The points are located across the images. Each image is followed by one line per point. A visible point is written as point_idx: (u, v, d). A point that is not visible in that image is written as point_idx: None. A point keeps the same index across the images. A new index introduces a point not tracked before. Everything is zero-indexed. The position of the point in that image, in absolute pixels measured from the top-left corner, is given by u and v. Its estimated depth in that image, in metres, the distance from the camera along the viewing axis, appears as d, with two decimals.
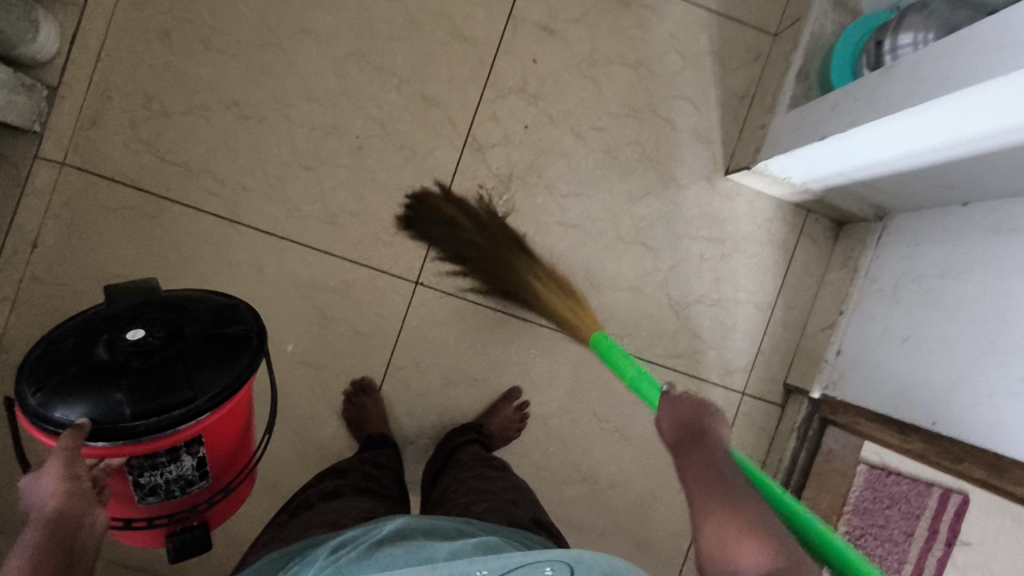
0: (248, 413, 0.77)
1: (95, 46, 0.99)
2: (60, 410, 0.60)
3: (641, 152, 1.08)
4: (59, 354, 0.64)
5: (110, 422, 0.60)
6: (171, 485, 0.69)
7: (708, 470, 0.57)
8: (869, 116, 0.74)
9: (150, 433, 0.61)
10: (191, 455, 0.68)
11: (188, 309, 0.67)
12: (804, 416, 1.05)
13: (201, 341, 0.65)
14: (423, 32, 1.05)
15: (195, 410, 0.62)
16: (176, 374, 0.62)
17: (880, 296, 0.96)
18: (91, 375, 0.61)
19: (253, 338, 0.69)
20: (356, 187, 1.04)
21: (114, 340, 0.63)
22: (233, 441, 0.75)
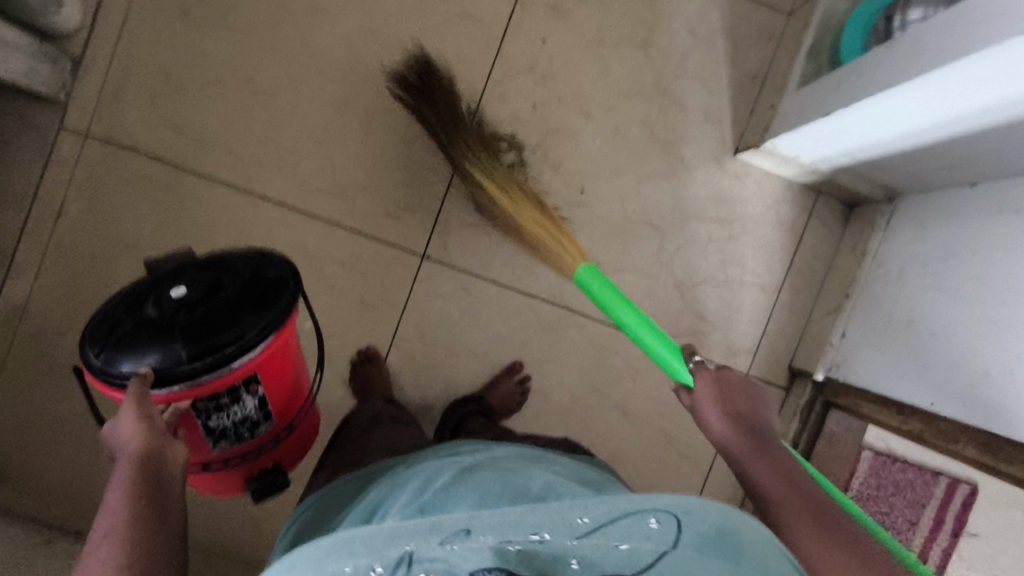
0: (296, 355, 0.79)
1: (118, 21, 1.02)
2: (123, 363, 0.63)
3: (650, 131, 1.08)
4: (114, 320, 0.67)
5: (169, 366, 0.63)
6: (239, 428, 0.72)
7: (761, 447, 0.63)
8: (871, 90, 0.73)
9: (210, 370, 0.63)
10: (252, 395, 0.70)
11: (225, 261, 0.70)
12: (807, 399, 1.04)
13: (241, 287, 0.68)
14: (433, 10, 1.06)
15: (246, 344, 0.64)
16: (222, 316, 0.65)
17: (886, 280, 0.95)
18: (146, 329, 0.64)
19: (290, 280, 0.70)
20: (365, 162, 1.06)
21: (160, 297, 0.66)
22: (288, 385, 0.77)
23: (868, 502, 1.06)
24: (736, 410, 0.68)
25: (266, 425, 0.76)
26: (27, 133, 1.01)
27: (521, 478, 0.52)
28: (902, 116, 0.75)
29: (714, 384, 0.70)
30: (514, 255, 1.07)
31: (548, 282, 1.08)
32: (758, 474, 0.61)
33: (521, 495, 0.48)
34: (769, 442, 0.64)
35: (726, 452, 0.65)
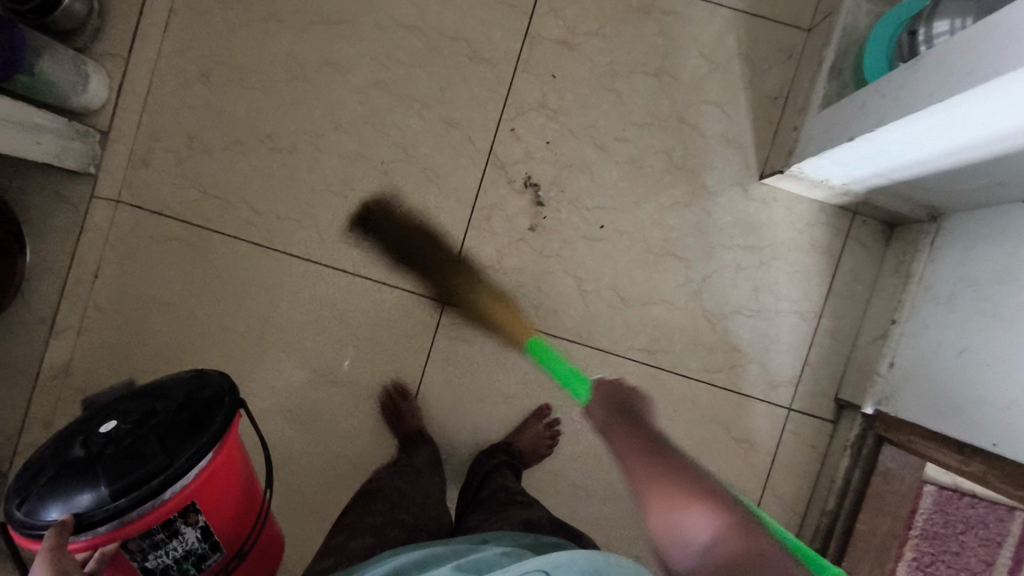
0: (243, 474, 0.77)
1: (142, 92, 1.05)
2: (47, 509, 0.63)
3: (668, 161, 1.04)
4: (40, 463, 0.67)
5: (95, 505, 0.62)
6: (182, 564, 0.71)
7: (631, 437, 0.79)
8: (899, 110, 0.69)
9: (136, 505, 0.63)
10: (191, 527, 0.69)
11: (158, 388, 0.70)
12: (857, 433, 0.97)
13: (172, 411, 0.67)
14: (443, 56, 1.06)
15: (174, 473, 0.64)
16: (149, 446, 0.64)
17: (935, 304, 0.89)
18: (70, 471, 0.64)
19: (224, 397, 0.70)
20: (383, 212, 1.06)
21: (89, 437, 0.66)
22: (235, 508, 0.76)
23: (933, 540, 1.00)
24: (607, 400, 0.92)
25: (215, 557, 0.74)
26: (61, 206, 1.04)
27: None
28: (930, 137, 0.70)
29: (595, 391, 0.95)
30: (536, 296, 1.05)
31: (573, 321, 1.05)
32: (620, 455, 0.77)
33: None
34: (627, 419, 0.86)
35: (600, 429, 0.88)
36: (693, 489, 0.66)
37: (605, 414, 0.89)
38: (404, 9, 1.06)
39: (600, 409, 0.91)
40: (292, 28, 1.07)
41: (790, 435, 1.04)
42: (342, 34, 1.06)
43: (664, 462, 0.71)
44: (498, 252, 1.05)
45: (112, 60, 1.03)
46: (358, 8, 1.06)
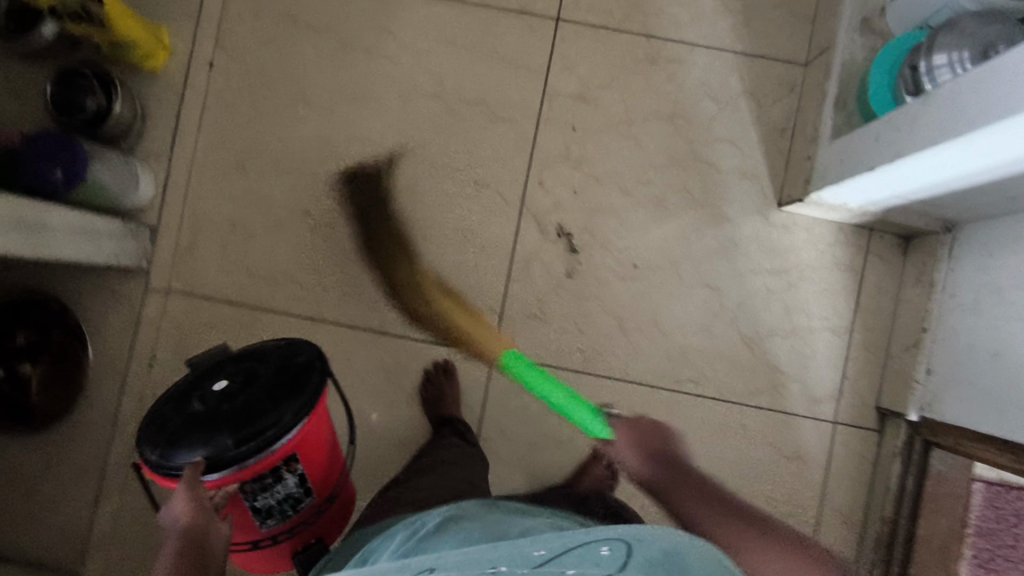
0: (333, 433, 0.85)
1: (183, 185, 1.10)
2: (178, 454, 0.72)
3: (690, 198, 1.10)
4: (164, 416, 0.77)
5: (220, 453, 0.71)
6: (283, 505, 0.80)
7: (704, 492, 0.77)
8: (914, 143, 0.75)
9: (254, 453, 0.72)
10: (292, 473, 0.78)
11: (259, 354, 0.79)
12: (904, 440, 1.01)
13: (274, 374, 0.77)
14: (466, 121, 1.11)
15: (285, 426, 0.72)
16: (261, 402, 0.74)
17: (961, 310, 0.94)
18: (194, 423, 0.74)
19: (318, 361, 0.78)
20: (424, 274, 1.11)
21: (204, 393, 0.76)
22: (327, 461, 0.84)
23: (989, 536, 1.03)
24: (650, 447, 0.85)
25: (309, 501, 0.83)
26: (117, 303, 1.08)
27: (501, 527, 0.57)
28: (945, 165, 0.76)
29: (631, 431, 0.87)
30: (581, 339, 1.10)
31: (618, 358, 1.09)
32: (689, 507, 0.76)
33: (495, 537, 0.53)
34: (682, 467, 0.82)
35: (642, 483, 0.83)
36: (785, 540, 0.72)
37: (650, 468, 0.83)
38: (425, 81, 1.12)
39: (643, 459, 0.84)
40: (320, 110, 1.12)
41: (839, 447, 1.07)
42: (369, 109, 1.12)
43: (740, 513, 0.74)
44: (539, 300, 1.10)
45: (156, 158, 1.09)
46: (381, 85, 1.12)
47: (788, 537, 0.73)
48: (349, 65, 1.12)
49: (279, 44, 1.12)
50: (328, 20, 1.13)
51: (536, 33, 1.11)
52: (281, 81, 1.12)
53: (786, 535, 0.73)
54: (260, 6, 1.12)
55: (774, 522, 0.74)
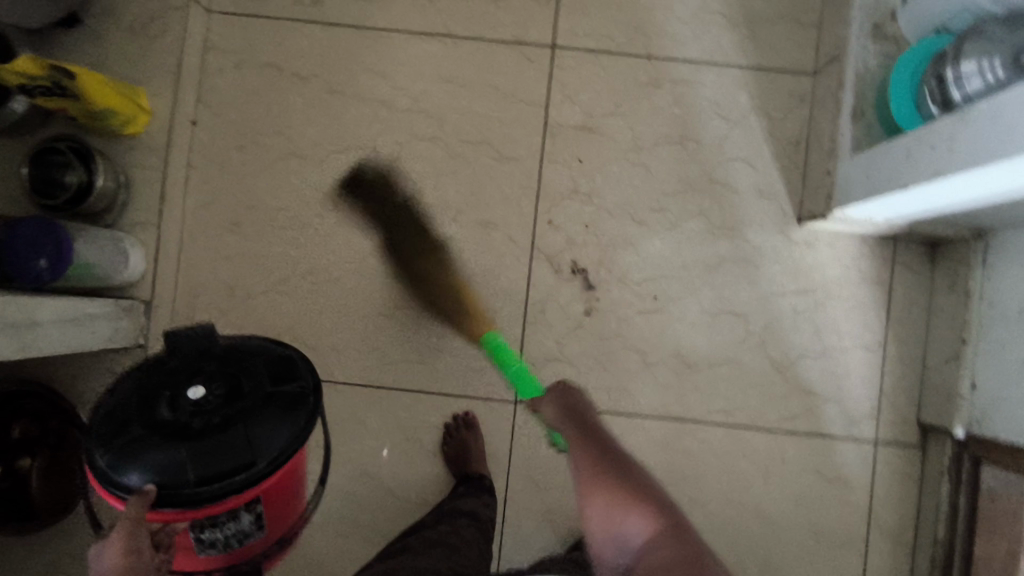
0: (302, 469, 0.79)
1: (175, 253, 1.05)
2: (132, 470, 0.65)
3: (707, 222, 1.06)
4: (126, 412, 0.68)
5: (176, 487, 0.64)
6: (229, 539, 0.71)
7: (598, 449, 0.69)
8: (957, 162, 0.71)
9: (214, 496, 0.65)
10: (249, 511, 0.70)
11: (247, 365, 0.71)
12: (952, 458, 0.98)
13: (260, 398, 0.69)
14: (468, 162, 1.07)
15: (256, 476, 0.66)
16: (238, 433, 0.66)
17: (1004, 322, 0.90)
18: (159, 434, 0.66)
19: (309, 396, 0.71)
20: (438, 324, 1.05)
21: (177, 399, 0.68)
22: (287, 497, 0.77)
23: None
24: (571, 405, 0.78)
25: (259, 537, 0.75)
26: None
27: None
28: (988, 182, 0.72)
29: (557, 392, 0.80)
30: (606, 378, 1.05)
31: (646, 396, 1.05)
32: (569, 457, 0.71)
33: None
34: (582, 421, 0.74)
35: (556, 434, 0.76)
36: (636, 499, 0.63)
37: (560, 418, 0.77)
38: (421, 123, 1.07)
39: (555, 411, 0.78)
40: (313, 161, 1.07)
41: (882, 468, 1.04)
42: (364, 156, 1.07)
43: (613, 464, 0.67)
44: (559, 341, 1.05)
45: (143, 228, 1.01)
46: (375, 131, 1.07)
47: (662, 507, 0.63)
48: (339, 112, 1.07)
49: (264, 97, 1.07)
50: (314, 67, 1.08)
51: (533, 64, 1.07)
52: (270, 135, 1.07)
53: (673, 515, 0.62)
54: (241, 58, 1.07)
55: (657, 489, 0.65)
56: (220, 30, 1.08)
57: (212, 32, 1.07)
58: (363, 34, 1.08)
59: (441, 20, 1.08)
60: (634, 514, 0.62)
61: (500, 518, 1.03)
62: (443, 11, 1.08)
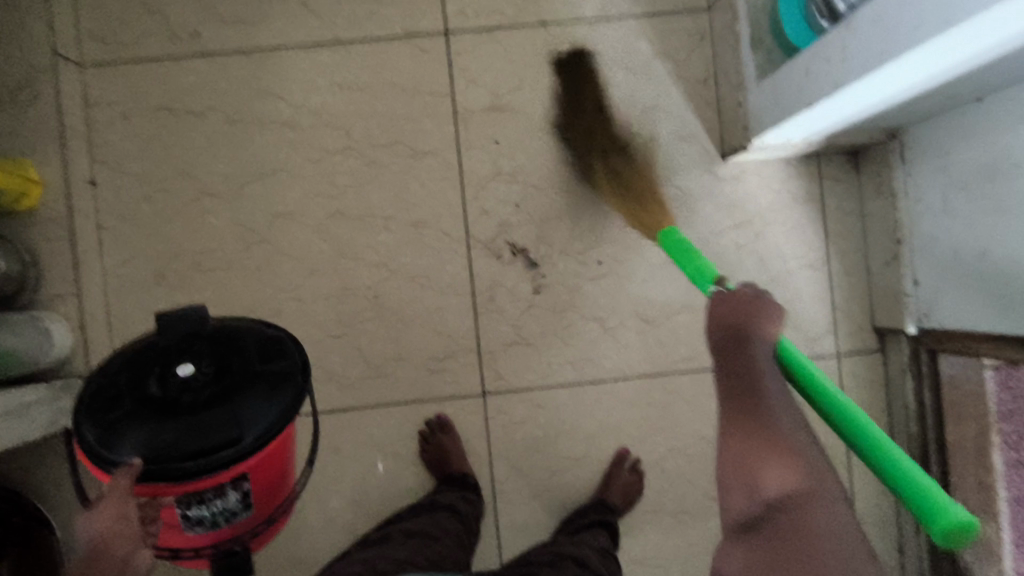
0: (291, 448, 0.77)
1: (104, 319, 1.00)
2: (119, 444, 0.61)
3: (636, 177, 1.05)
4: (115, 389, 0.64)
5: (163, 461, 0.60)
6: (217, 518, 0.69)
7: None
8: (853, 72, 0.71)
9: (201, 473, 0.61)
10: (237, 488, 0.68)
11: (237, 345, 0.67)
12: (910, 354, 1.00)
13: (247, 376, 0.65)
14: (385, 165, 1.04)
15: (243, 450, 0.62)
16: (226, 408, 0.62)
17: (933, 214, 0.92)
18: (146, 412, 0.62)
19: (298, 375, 0.68)
20: (391, 334, 1.04)
21: (165, 374, 0.63)
22: (276, 474, 0.74)
23: None
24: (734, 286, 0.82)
25: (246, 517, 0.72)
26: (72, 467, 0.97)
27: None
28: (890, 82, 0.72)
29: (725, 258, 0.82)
30: (569, 351, 1.05)
31: (610, 359, 1.05)
32: None
33: None
34: None
35: None
36: None
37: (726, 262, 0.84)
38: (329, 136, 1.04)
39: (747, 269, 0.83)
40: (227, 198, 1.03)
41: (848, 378, 1.06)
42: (278, 181, 1.03)
43: None
44: (514, 325, 1.04)
45: (64, 302, 0.96)
46: (284, 153, 1.03)
47: None
48: (243, 142, 1.03)
49: (161, 141, 1.03)
50: (205, 100, 1.03)
51: (428, 54, 1.04)
52: (176, 179, 1.03)
53: None
54: (128, 106, 1.03)
55: None
56: (98, 80, 1.02)
57: (90, 85, 1.02)
58: (248, 57, 1.04)
59: (326, 27, 1.04)
60: (776, 465, 0.52)
61: (493, 510, 1.03)
62: (327, 17, 1.04)
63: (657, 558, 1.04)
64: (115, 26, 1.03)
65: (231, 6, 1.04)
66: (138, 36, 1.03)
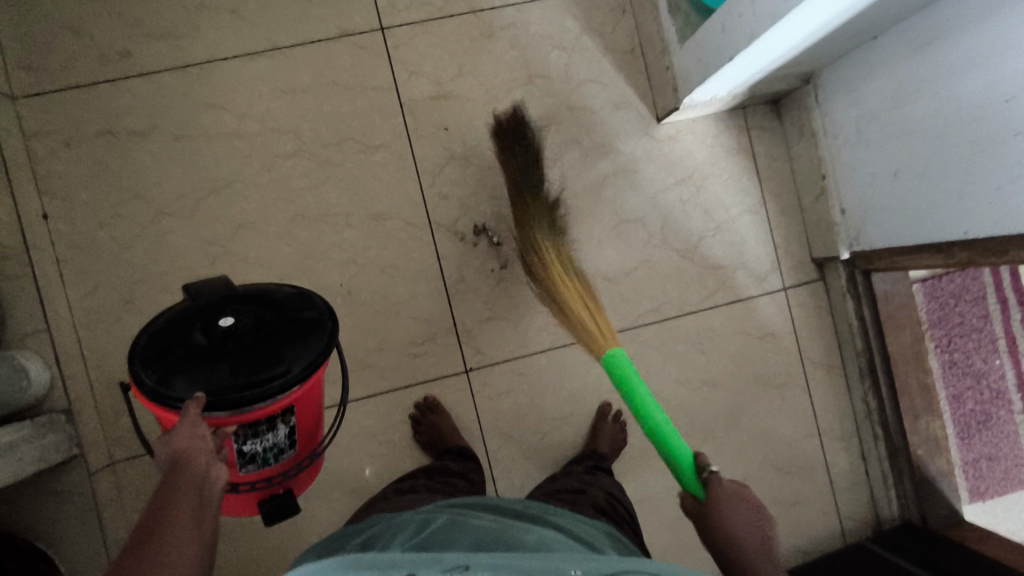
0: (322, 395, 0.81)
1: (76, 350, 0.99)
2: (175, 384, 0.63)
3: (582, 147, 1.12)
4: (162, 340, 0.66)
5: (218, 395, 0.62)
6: (268, 453, 0.73)
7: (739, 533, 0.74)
8: (764, 23, 0.79)
9: (255, 402, 0.64)
10: (285, 423, 0.72)
11: (270, 298, 0.70)
12: (847, 277, 1.10)
13: (284, 322, 0.68)
14: (339, 164, 1.07)
15: (292, 380, 0.65)
16: (271, 347, 0.66)
17: (849, 146, 1.01)
18: (195, 358, 0.64)
19: (328, 320, 0.71)
20: (368, 326, 1.06)
21: (209, 326, 0.66)
22: (314, 416, 0.79)
23: (942, 324, 1.11)
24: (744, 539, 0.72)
25: (290, 455, 0.77)
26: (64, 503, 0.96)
27: (518, 534, 0.59)
28: (798, 27, 0.80)
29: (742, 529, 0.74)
30: (541, 319, 1.10)
31: None
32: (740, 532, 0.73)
33: (516, 543, 0.56)
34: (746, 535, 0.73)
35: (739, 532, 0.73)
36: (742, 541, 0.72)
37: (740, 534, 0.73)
38: (281, 141, 1.06)
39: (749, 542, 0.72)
40: (185, 215, 1.04)
41: (798, 307, 1.15)
42: (235, 192, 1.05)
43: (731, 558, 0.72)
44: (487, 301, 1.09)
45: None
46: (237, 164, 1.05)
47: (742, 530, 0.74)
48: (194, 157, 1.04)
49: (110, 166, 1.03)
50: (150, 120, 1.03)
51: (367, 51, 1.07)
52: (130, 203, 1.03)
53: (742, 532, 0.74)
54: (70, 135, 1.02)
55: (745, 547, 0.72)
56: (34, 112, 1.01)
57: (27, 117, 1.01)
58: (187, 72, 1.04)
59: (261, 35, 1.06)
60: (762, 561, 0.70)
61: (491, 480, 1.07)
62: (260, 25, 1.06)
63: (647, 500, 1.10)
64: (44, 56, 1.02)
65: (162, 24, 1.04)
66: (70, 63, 1.02)
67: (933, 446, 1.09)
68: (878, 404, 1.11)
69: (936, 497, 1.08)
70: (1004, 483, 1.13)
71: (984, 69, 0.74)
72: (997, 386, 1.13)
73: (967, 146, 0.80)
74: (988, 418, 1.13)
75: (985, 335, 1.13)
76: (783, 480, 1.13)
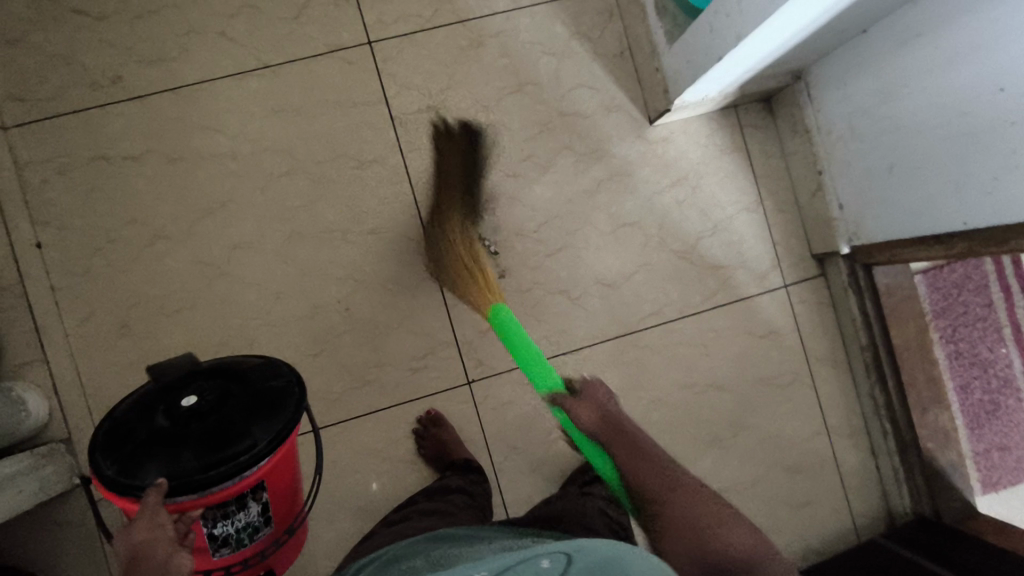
0: (297, 462, 0.80)
1: (75, 379, 0.99)
2: (138, 472, 0.62)
3: (575, 153, 1.11)
4: (127, 426, 0.65)
5: (182, 479, 0.61)
6: (241, 534, 0.71)
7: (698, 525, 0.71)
8: (752, 21, 0.79)
9: (222, 481, 0.62)
10: (257, 500, 0.71)
11: (237, 373, 0.70)
12: (848, 273, 1.10)
13: (250, 396, 0.67)
14: (333, 178, 1.06)
15: (259, 455, 0.64)
16: (236, 423, 0.65)
17: (843, 141, 1.01)
18: (158, 443, 0.63)
19: (296, 387, 0.70)
20: (368, 341, 1.06)
21: (171, 407, 0.65)
22: (288, 488, 0.78)
23: (946, 314, 1.10)
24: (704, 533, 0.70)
25: (266, 533, 0.75)
26: (67, 536, 0.95)
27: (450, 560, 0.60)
28: (786, 25, 0.80)
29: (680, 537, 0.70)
30: (543, 326, 1.09)
31: (582, 328, 1.10)
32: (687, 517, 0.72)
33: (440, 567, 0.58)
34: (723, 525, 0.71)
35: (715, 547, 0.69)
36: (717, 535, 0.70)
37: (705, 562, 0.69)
38: (274, 160, 1.05)
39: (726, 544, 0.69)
40: (180, 237, 1.03)
41: (799, 305, 1.14)
42: (229, 212, 1.04)
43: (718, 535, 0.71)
44: None
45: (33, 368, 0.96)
46: (231, 184, 1.04)
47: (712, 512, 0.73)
48: (186, 179, 1.04)
49: (102, 192, 1.02)
50: (142, 143, 1.03)
51: (356, 66, 1.07)
52: (124, 228, 1.02)
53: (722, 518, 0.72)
54: (62, 162, 1.02)
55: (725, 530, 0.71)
56: (25, 141, 1.01)
57: (18, 145, 1.01)
58: (177, 94, 1.04)
59: (250, 54, 1.06)
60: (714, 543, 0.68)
61: (497, 491, 1.06)
62: (249, 44, 1.06)
63: None
64: (33, 84, 1.02)
65: (151, 47, 1.04)
66: (59, 91, 1.02)
67: (942, 439, 1.08)
68: (886, 398, 1.10)
69: (948, 489, 1.07)
70: (1016, 474, 1.11)
71: (967, 67, 0.75)
72: (1004, 376, 1.12)
73: (961, 138, 0.80)
74: (996, 408, 1.12)
75: (990, 324, 1.12)
76: (793, 479, 1.12)
